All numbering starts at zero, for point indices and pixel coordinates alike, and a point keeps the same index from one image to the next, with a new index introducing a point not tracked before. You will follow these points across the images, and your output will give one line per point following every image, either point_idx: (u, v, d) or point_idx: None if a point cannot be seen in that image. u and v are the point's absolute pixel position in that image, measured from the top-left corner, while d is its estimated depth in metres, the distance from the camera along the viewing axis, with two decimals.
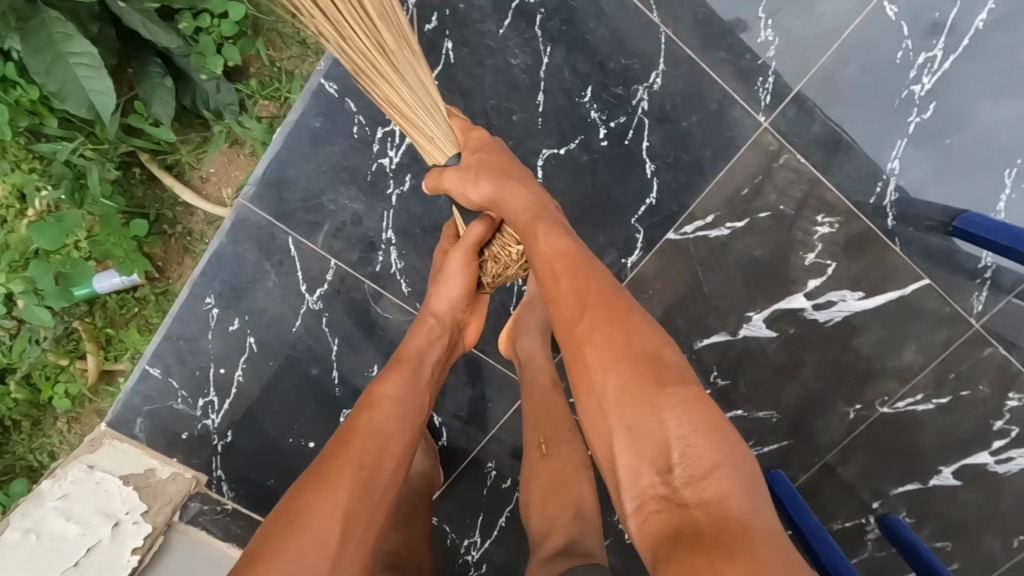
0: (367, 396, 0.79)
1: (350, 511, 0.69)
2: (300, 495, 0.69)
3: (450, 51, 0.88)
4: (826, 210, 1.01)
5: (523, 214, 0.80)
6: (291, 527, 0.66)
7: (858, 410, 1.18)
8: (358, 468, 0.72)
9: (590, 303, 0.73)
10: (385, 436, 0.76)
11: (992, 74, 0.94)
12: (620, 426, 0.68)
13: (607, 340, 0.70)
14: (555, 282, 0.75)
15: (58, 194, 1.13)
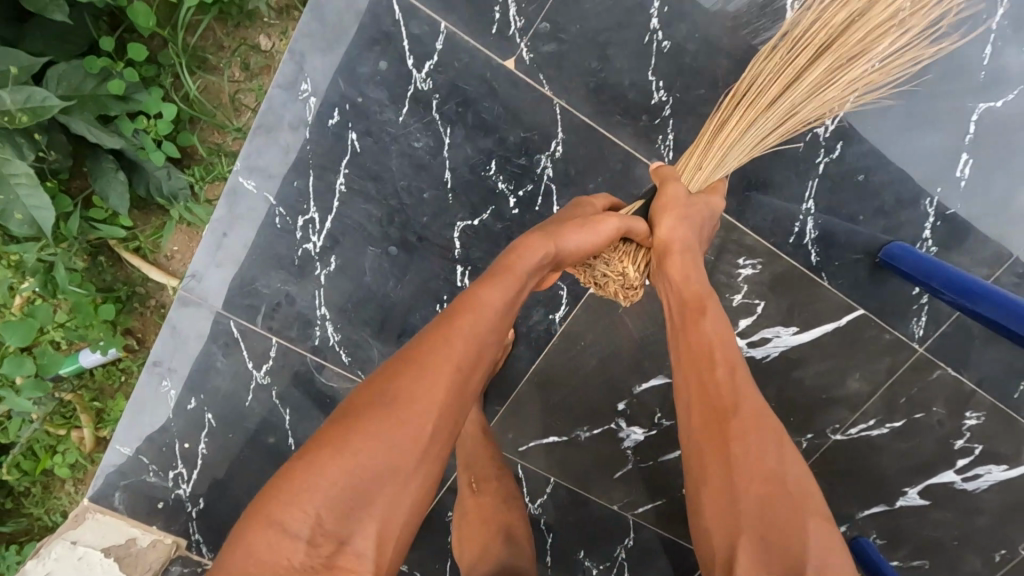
0: (469, 294, 0.70)
1: (440, 416, 0.64)
2: (398, 369, 0.65)
3: (356, 142, 0.93)
4: (746, 252, 1.03)
5: (698, 293, 0.80)
6: (378, 413, 0.62)
7: (810, 439, 1.18)
8: (455, 372, 0.65)
9: (746, 403, 0.71)
10: (481, 343, 0.69)
11: (895, 109, 0.96)
12: (753, 523, 0.64)
13: (755, 445, 0.68)
14: (714, 370, 0.74)
15: (33, 286, 1.21)
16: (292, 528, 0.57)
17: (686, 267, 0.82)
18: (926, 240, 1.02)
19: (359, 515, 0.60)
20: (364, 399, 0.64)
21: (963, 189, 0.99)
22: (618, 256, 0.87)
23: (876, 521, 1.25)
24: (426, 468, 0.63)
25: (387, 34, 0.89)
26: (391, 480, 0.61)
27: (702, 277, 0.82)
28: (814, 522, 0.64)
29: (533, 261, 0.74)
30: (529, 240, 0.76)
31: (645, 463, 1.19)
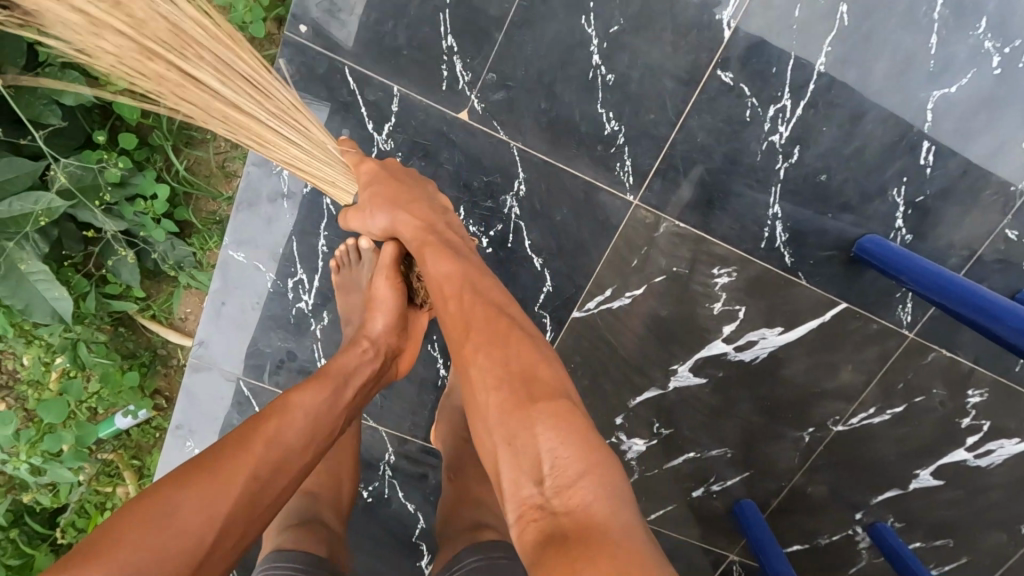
0: (279, 400, 0.75)
1: (222, 527, 0.63)
2: (170, 481, 0.63)
3: (331, 205, 1.00)
4: (719, 262, 1.04)
5: (421, 245, 0.82)
6: (154, 519, 0.59)
7: (812, 433, 1.21)
8: (250, 477, 0.67)
9: (475, 323, 0.72)
10: (286, 446, 0.72)
11: (845, 111, 0.96)
12: (500, 434, 0.64)
13: (486, 355, 0.69)
14: (445, 303, 0.76)
15: (64, 363, 1.32)
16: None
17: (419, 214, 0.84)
18: (900, 229, 1.03)
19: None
20: (140, 506, 0.60)
21: (929, 176, 1.00)
22: (413, 271, 0.96)
23: (892, 505, 1.27)
24: None
25: (345, 104, 0.92)
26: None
27: (428, 215, 0.85)
28: (544, 407, 0.63)
29: (351, 363, 0.86)
30: (352, 351, 0.87)
31: (651, 471, 1.22)
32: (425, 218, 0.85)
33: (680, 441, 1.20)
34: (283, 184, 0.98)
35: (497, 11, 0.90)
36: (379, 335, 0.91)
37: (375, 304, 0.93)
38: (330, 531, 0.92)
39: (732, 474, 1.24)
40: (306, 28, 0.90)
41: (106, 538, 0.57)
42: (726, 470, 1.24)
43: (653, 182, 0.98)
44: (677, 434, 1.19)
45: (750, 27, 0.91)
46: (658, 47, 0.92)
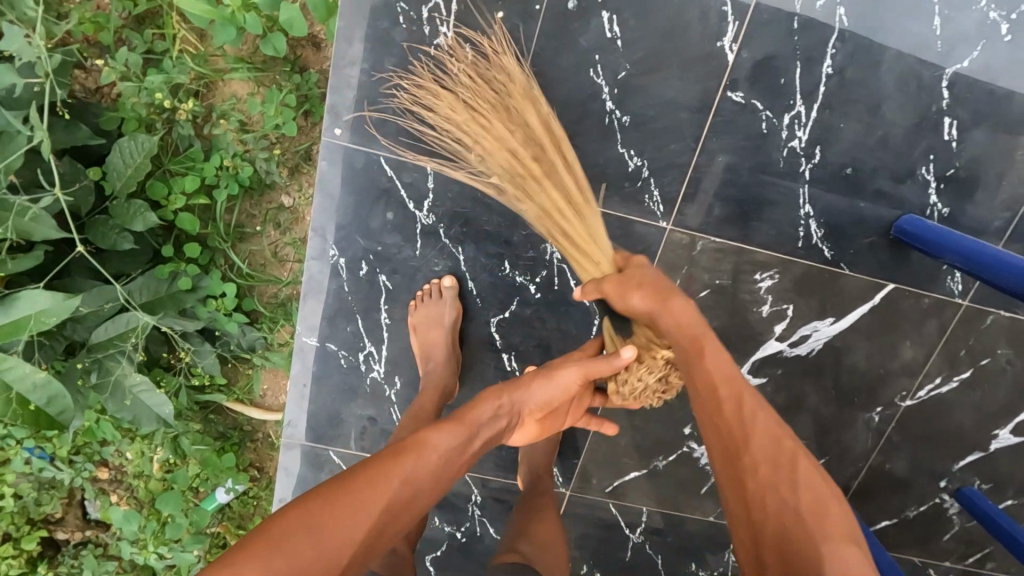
0: (416, 438, 0.77)
1: (355, 552, 0.64)
2: (324, 494, 0.66)
3: (386, 281, 1.07)
4: (760, 268, 1.08)
5: (697, 335, 0.78)
6: (308, 526, 0.62)
7: (881, 412, 1.22)
8: (385, 507, 0.68)
9: (753, 436, 0.72)
10: (418, 485, 0.73)
11: (861, 105, 0.98)
12: (779, 560, 0.65)
13: (771, 483, 0.69)
14: (716, 403, 0.75)
15: (166, 454, 1.43)
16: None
17: (686, 309, 0.80)
18: (935, 205, 1.04)
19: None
20: (300, 509, 0.63)
21: (956, 150, 1.01)
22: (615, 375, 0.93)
23: (974, 468, 1.29)
24: None
25: (386, 190, 1.00)
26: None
27: (701, 319, 0.81)
28: (831, 544, 0.63)
29: (485, 415, 0.85)
30: (492, 395, 0.87)
31: None
32: (693, 312, 0.80)
33: None
34: (341, 270, 1.05)
35: None
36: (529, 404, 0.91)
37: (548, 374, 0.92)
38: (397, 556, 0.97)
39: None
40: (341, 130, 0.96)
41: (267, 537, 0.60)
42: None
43: (683, 207, 1.02)
44: None
45: (754, 46, 0.94)
46: (668, 84, 0.95)
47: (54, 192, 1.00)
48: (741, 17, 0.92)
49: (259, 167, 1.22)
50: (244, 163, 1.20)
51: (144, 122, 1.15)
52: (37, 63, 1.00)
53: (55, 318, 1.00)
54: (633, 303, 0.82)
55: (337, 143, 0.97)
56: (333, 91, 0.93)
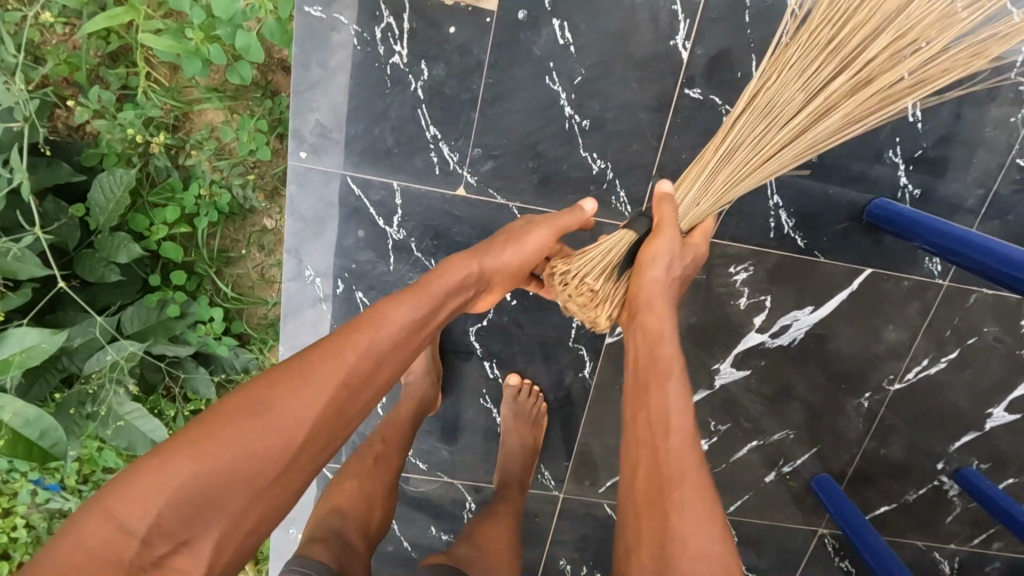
0: (373, 311, 0.73)
1: (311, 432, 0.64)
2: (275, 376, 0.64)
3: (364, 297, 1.07)
4: (734, 261, 1.08)
5: (662, 365, 0.76)
6: (251, 415, 0.61)
7: (870, 397, 1.21)
8: (340, 385, 0.66)
9: (690, 479, 0.66)
10: (378, 358, 0.70)
11: None
12: None
13: (692, 528, 0.63)
14: (665, 433, 0.70)
15: None
16: (134, 519, 0.55)
17: (658, 320, 0.80)
18: (906, 187, 1.04)
19: (208, 516, 0.58)
20: (242, 397, 0.62)
21: (922, 131, 1.00)
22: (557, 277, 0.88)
23: (972, 448, 1.27)
24: (286, 482, 0.63)
25: (355, 209, 1.01)
26: (246, 487, 0.60)
27: (672, 337, 0.78)
28: None
29: (453, 283, 0.81)
30: (461, 265, 0.82)
31: (718, 467, 1.26)
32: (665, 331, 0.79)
33: (741, 433, 1.23)
34: (318, 289, 1.06)
35: (467, 92, 0.95)
36: (494, 269, 0.86)
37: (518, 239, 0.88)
38: (354, 554, 0.85)
39: (800, 452, 1.26)
40: (306, 152, 0.97)
41: (207, 428, 0.59)
42: (793, 450, 1.26)
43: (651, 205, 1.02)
44: (736, 426, 1.23)
45: (707, 42, 0.94)
46: (625, 86, 0.95)
47: (34, 231, 1.03)
48: (691, 15, 0.93)
49: (237, 192, 1.24)
50: (222, 190, 1.22)
51: (123, 156, 1.18)
52: (15, 107, 1.03)
53: (48, 352, 1.02)
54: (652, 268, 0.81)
55: (304, 166, 0.98)
56: (296, 116, 0.95)
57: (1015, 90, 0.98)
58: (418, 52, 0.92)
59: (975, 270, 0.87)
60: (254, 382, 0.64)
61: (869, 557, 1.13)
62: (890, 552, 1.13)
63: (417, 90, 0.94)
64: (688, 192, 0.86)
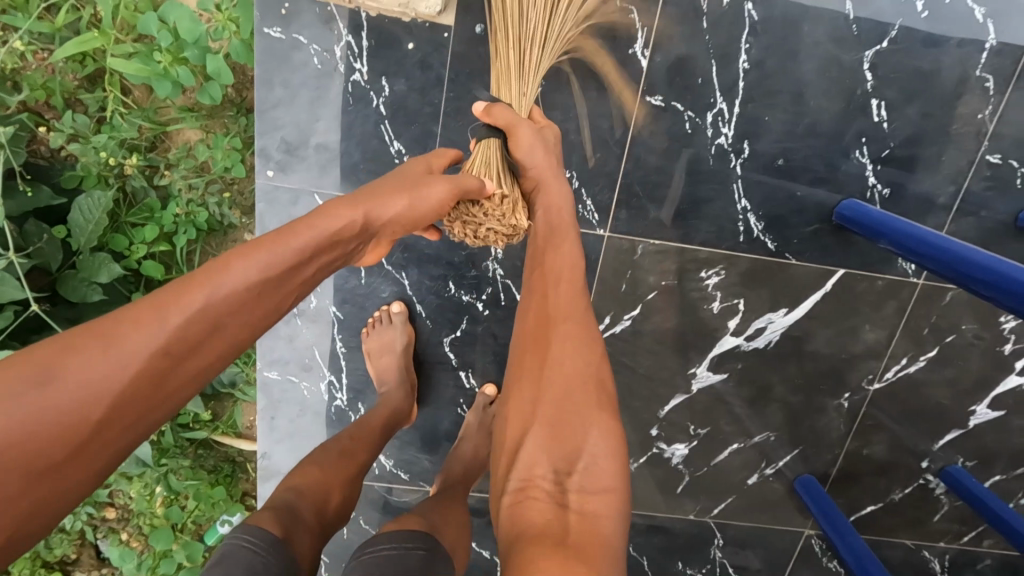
0: (211, 264, 0.58)
1: (114, 408, 0.50)
2: (77, 335, 0.51)
3: (337, 311, 1.10)
4: (705, 265, 1.08)
5: (562, 240, 0.83)
6: (27, 387, 0.47)
7: (850, 397, 1.20)
8: (158, 350, 0.53)
9: (567, 315, 0.77)
10: (216, 315, 0.57)
11: (783, 95, 0.97)
12: (547, 413, 0.70)
13: (568, 352, 0.74)
14: (556, 282, 0.80)
15: (159, 492, 1.46)
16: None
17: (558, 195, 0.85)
18: (875, 186, 1.03)
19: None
20: (20, 364, 0.48)
21: (889, 131, 0.99)
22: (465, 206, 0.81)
23: (956, 445, 1.26)
24: (78, 466, 0.49)
25: None
26: (14, 476, 0.46)
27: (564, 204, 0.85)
28: (597, 433, 0.69)
29: (324, 230, 0.66)
30: (334, 208, 0.68)
31: (700, 470, 1.26)
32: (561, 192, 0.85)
33: (721, 436, 1.23)
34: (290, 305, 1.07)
35: (429, 106, 0.95)
36: (382, 221, 0.72)
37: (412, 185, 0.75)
38: (303, 524, 0.84)
39: (782, 454, 1.25)
40: (273, 170, 0.97)
41: None
42: (775, 452, 1.25)
43: (617, 212, 1.03)
44: (716, 430, 1.22)
45: (666, 49, 0.94)
46: (585, 95, 0.96)
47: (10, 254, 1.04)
48: (649, 23, 0.93)
49: (213, 208, 1.25)
50: (200, 207, 1.24)
51: (103, 177, 1.20)
52: None
53: None
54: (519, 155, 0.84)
55: (271, 184, 0.99)
56: (261, 135, 0.95)
57: (981, 86, 0.97)
58: (378, 68, 0.93)
59: (931, 273, 0.85)
60: (40, 349, 0.50)
61: (850, 558, 1.12)
62: (871, 554, 1.12)
63: (379, 106, 0.95)
64: (512, 86, 0.85)
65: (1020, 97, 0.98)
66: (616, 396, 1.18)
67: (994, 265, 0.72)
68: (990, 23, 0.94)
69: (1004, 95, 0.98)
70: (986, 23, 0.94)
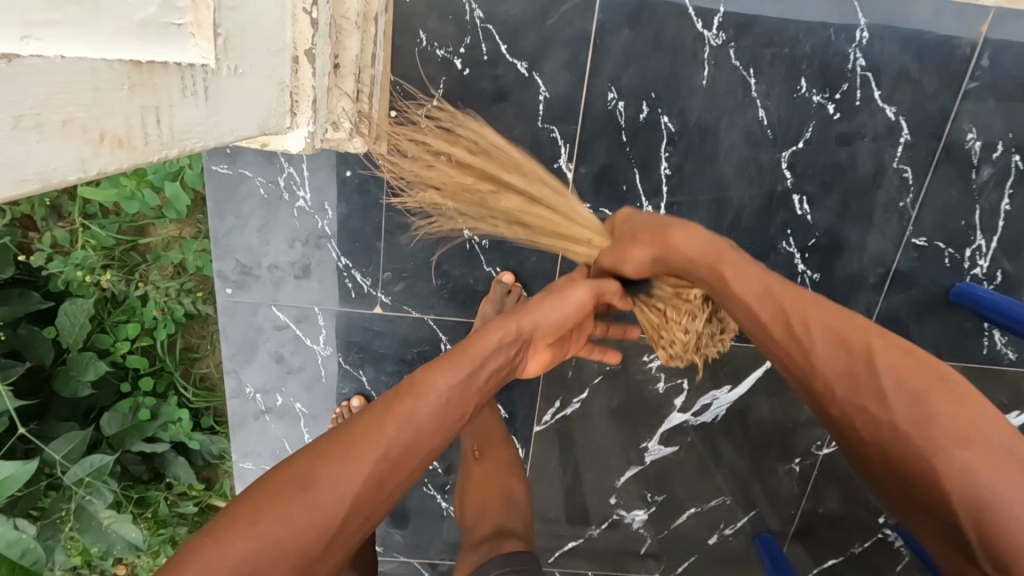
0: (417, 376, 0.68)
1: (350, 509, 0.58)
2: (319, 447, 0.60)
3: (302, 408, 1.16)
4: (646, 350, 1.14)
5: (765, 309, 0.71)
6: (288, 494, 0.56)
7: (801, 462, 1.24)
8: (379, 458, 0.61)
9: (838, 348, 0.66)
10: (418, 427, 0.65)
11: (707, 195, 1.01)
12: (886, 466, 0.62)
13: (892, 378, 0.62)
14: (792, 325, 0.69)
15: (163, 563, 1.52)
16: None
17: (684, 237, 0.79)
18: (804, 272, 1.07)
19: None
20: (277, 477, 0.58)
21: (812, 222, 1.03)
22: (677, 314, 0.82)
23: None
24: (331, 557, 0.58)
25: (283, 330, 1.09)
26: None
27: (710, 237, 0.79)
28: (961, 458, 0.56)
29: (489, 345, 0.74)
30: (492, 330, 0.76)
31: (661, 533, 1.31)
32: (706, 238, 0.79)
33: (677, 502, 1.28)
34: (260, 403, 1.14)
35: (371, 225, 1.02)
36: (535, 325, 0.80)
37: (553, 302, 0.81)
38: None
39: (738, 516, 1.29)
40: (231, 288, 1.05)
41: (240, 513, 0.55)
42: (731, 515, 1.30)
43: None
44: (672, 496, 1.27)
45: (590, 159, 0.98)
46: None
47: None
48: (570, 139, 0.97)
49: (188, 302, 1.33)
50: (176, 304, 1.32)
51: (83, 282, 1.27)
52: None
53: (20, 481, 1.10)
54: (626, 269, 0.84)
55: (231, 300, 1.06)
56: (218, 259, 1.03)
57: (899, 177, 1.01)
58: (320, 194, 1.00)
59: None
60: (300, 458, 0.60)
61: None
62: None
63: (324, 227, 1.02)
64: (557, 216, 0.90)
65: (939, 184, 1.01)
66: (571, 469, 1.24)
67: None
68: (902, 119, 0.97)
69: (924, 183, 1.01)
70: (899, 120, 0.97)
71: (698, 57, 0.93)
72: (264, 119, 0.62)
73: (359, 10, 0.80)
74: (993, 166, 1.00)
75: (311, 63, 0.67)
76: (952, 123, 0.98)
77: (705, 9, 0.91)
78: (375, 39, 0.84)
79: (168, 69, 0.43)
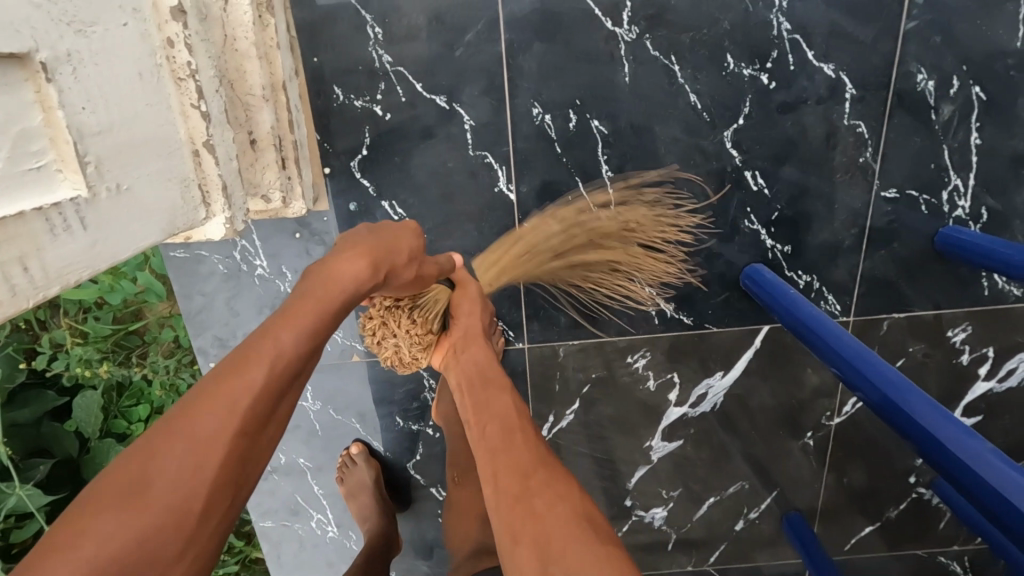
0: (249, 340, 0.53)
1: (212, 498, 0.46)
2: (157, 436, 0.47)
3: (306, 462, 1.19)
4: (629, 351, 1.12)
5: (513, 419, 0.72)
6: (118, 507, 0.43)
7: (814, 436, 1.20)
8: (236, 432, 0.49)
9: (537, 467, 0.65)
10: (281, 387, 0.53)
11: (656, 189, 0.99)
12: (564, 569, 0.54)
13: (557, 500, 0.61)
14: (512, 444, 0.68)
15: None
16: None
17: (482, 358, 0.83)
18: (774, 247, 1.03)
19: None
20: (101, 485, 0.44)
21: (771, 196, 1.00)
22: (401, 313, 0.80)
23: None
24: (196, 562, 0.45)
25: None
26: None
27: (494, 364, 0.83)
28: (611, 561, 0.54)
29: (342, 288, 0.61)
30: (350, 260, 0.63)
31: (684, 527, 1.29)
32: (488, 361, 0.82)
33: (694, 495, 1.25)
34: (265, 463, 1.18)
35: None
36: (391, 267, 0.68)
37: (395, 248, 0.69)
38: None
39: (759, 500, 1.26)
40: (213, 361, 1.08)
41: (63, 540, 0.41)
42: (752, 499, 1.26)
43: (530, 326, 1.08)
44: (688, 490, 1.25)
45: (530, 176, 0.97)
46: (467, 237, 1.00)
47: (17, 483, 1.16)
48: (505, 161, 0.96)
49: (188, 374, 1.37)
50: (178, 378, 1.36)
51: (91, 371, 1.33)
52: None
53: None
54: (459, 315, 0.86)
55: None
56: (196, 336, 1.06)
57: (854, 133, 0.96)
58: (276, 260, 1.02)
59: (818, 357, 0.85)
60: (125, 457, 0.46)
61: None
62: None
63: (287, 290, 1.04)
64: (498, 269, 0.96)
65: (897, 133, 0.96)
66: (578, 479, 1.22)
67: (886, 373, 0.71)
68: (844, 75, 0.93)
69: (882, 135, 0.96)
70: (841, 77, 0.93)
71: (615, 56, 0.91)
72: (171, 220, 0.64)
73: (265, 82, 0.82)
74: (953, 103, 0.94)
75: (212, 153, 0.68)
76: (898, 68, 0.93)
77: (613, 7, 0.89)
78: (289, 105, 0.85)
79: (27, 216, 0.45)
